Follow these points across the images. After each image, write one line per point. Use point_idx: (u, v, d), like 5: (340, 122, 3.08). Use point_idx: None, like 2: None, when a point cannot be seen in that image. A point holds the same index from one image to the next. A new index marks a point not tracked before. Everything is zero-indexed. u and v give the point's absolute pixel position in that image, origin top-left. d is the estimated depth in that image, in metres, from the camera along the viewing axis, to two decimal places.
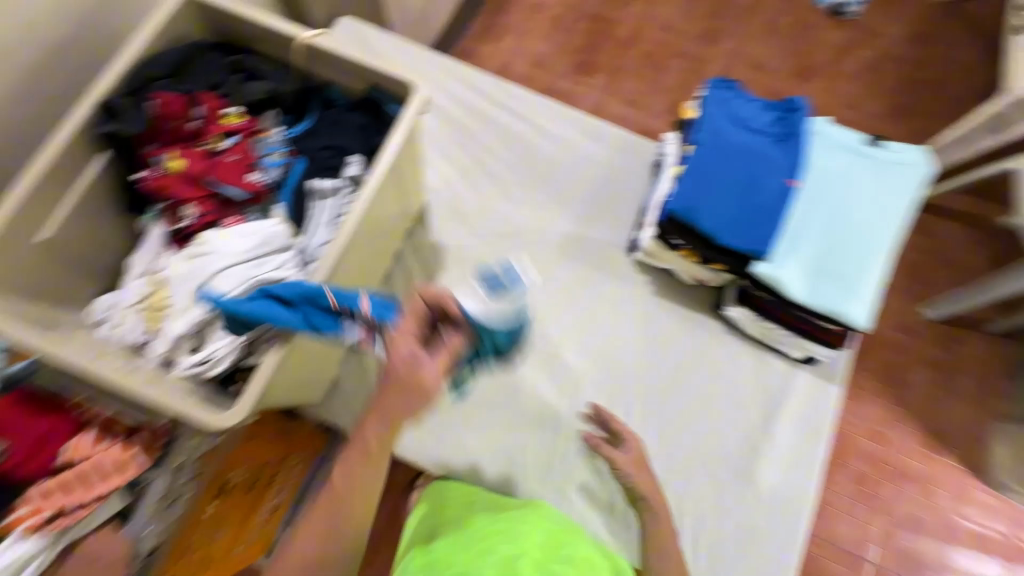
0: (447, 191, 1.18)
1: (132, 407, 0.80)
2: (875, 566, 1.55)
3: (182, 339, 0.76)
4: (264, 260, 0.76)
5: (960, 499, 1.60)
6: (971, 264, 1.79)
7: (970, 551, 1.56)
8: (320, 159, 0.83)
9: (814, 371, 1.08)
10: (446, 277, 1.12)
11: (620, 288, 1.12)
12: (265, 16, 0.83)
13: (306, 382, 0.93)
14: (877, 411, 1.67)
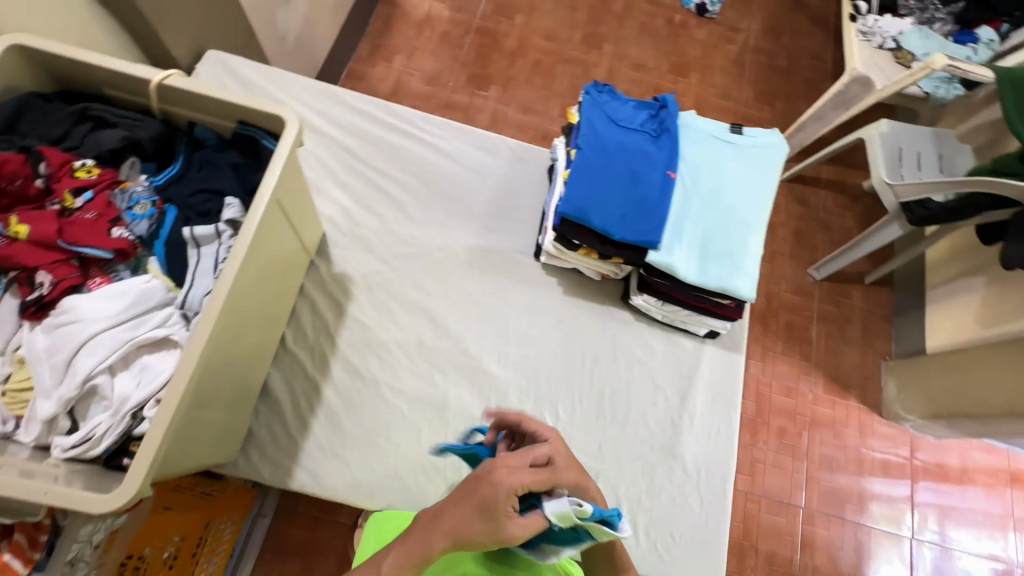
0: (347, 219, 1.15)
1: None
2: (806, 510, 1.68)
3: (56, 420, 0.68)
4: (143, 320, 0.71)
5: (864, 434, 1.79)
6: (843, 225, 2.01)
7: (880, 478, 1.74)
8: (194, 205, 0.80)
9: (718, 343, 1.17)
10: (358, 306, 1.09)
11: (533, 293, 1.15)
12: (112, 58, 0.76)
13: (217, 441, 0.86)
14: (786, 369, 1.83)
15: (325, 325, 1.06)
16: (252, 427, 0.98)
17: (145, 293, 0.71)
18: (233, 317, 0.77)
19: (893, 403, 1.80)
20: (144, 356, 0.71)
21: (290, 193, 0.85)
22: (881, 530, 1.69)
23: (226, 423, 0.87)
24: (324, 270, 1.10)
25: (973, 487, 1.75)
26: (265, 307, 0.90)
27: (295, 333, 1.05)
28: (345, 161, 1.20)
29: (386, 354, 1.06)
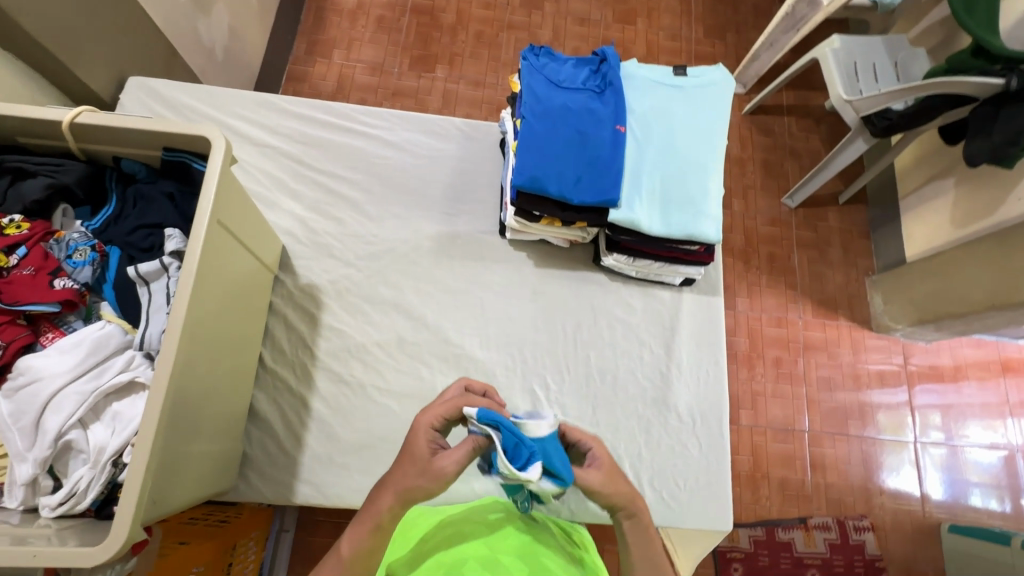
0: (305, 229, 1.13)
1: None
2: (811, 433, 1.72)
3: (37, 481, 0.67)
4: (104, 368, 0.69)
5: (858, 350, 1.82)
6: (810, 149, 2.01)
7: (879, 390, 1.78)
8: (134, 243, 0.77)
9: (696, 289, 1.17)
10: (332, 313, 1.08)
11: (504, 271, 1.15)
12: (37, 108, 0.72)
13: (214, 473, 0.86)
14: (774, 300, 1.84)
15: (302, 339, 1.05)
16: (247, 452, 0.98)
17: (101, 340, 0.70)
18: (199, 349, 0.76)
19: (881, 316, 1.83)
20: (113, 403, 0.70)
21: (234, 213, 0.82)
22: (885, 439, 1.74)
23: (217, 453, 0.86)
24: (291, 283, 1.09)
25: (967, 383, 1.80)
26: (233, 332, 0.89)
27: (273, 352, 1.04)
28: (293, 169, 1.17)
29: (368, 356, 1.06)
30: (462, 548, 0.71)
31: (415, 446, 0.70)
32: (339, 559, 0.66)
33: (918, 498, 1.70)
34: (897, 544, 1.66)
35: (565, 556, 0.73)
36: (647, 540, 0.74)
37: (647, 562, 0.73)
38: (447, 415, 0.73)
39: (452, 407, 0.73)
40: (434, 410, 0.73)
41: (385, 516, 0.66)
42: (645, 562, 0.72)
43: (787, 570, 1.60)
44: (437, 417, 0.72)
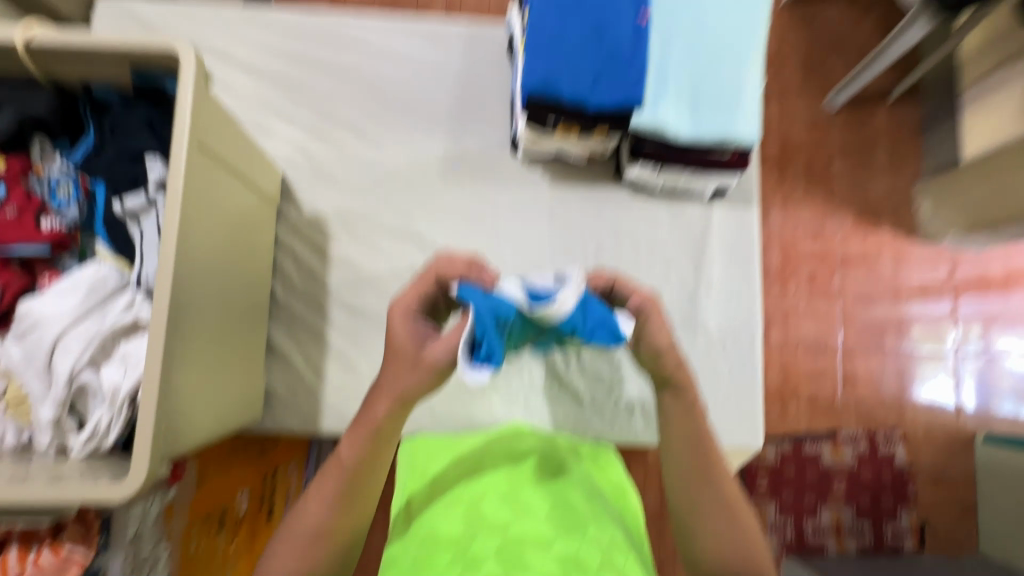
0: (303, 156, 1.05)
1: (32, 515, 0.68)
2: (844, 349, 1.66)
3: (62, 422, 0.68)
4: (106, 309, 0.67)
5: (900, 262, 1.71)
6: (861, 38, 1.77)
7: (920, 302, 1.69)
8: (117, 175, 0.72)
9: (729, 201, 1.08)
10: (340, 244, 1.03)
11: (518, 191, 1.06)
12: None
13: (237, 406, 0.87)
14: (811, 213, 1.71)
15: (313, 272, 1.02)
16: (270, 385, 0.99)
17: (97, 281, 0.68)
18: (198, 288, 0.73)
19: (930, 223, 1.68)
20: (122, 344, 0.69)
21: (216, 138, 0.75)
22: (923, 352, 1.67)
23: (237, 388, 0.87)
24: (296, 215, 1.03)
25: (1018, 291, 1.68)
26: (236, 268, 0.86)
27: (284, 287, 1.01)
28: (285, 91, 1.07)
29: (381, 287, 1.02)
30: (484, 484, 0.69)
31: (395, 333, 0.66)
32: (337, 461, 0.66)
33: (953, 409, 1.66)
34: (928, 455, 1.64)
35: (591, 492, 0.70)
36: (690, 418, 0.71)
37: (691, 448, 0.70)
38: (425, 293, 0.68)
39: (429, 282, 0.68)
40: (409, 294, 0.67)
41: (384, 422, 0.66)
42: (685, 449, 0.70)
43: (812, 482, 1.60)
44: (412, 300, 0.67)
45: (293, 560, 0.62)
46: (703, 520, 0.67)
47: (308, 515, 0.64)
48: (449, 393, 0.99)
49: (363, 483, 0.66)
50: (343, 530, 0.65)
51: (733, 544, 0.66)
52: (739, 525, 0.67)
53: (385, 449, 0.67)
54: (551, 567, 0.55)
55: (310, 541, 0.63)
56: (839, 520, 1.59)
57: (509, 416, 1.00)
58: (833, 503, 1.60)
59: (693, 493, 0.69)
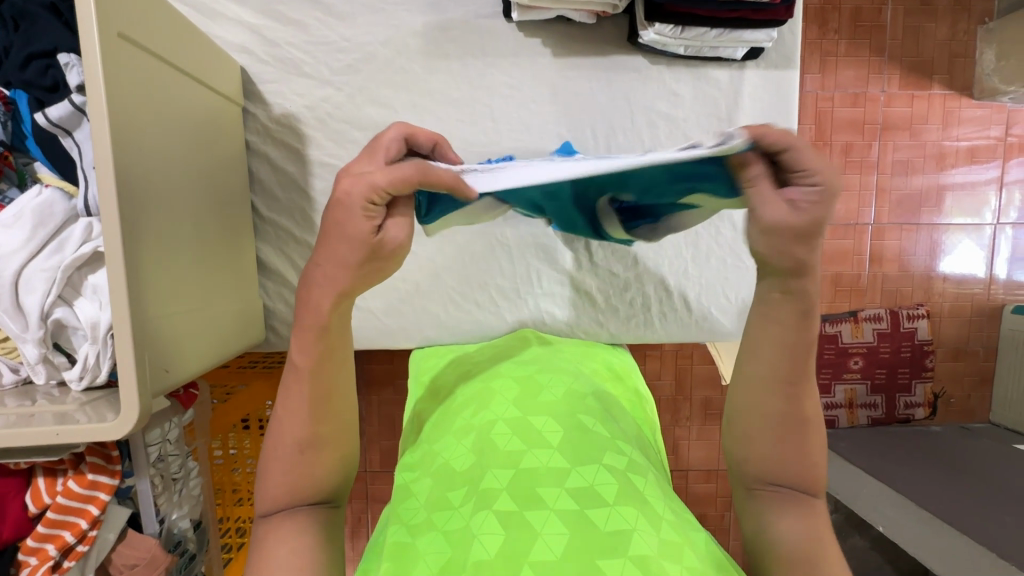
0: (261, 42, 0.89)
1: (37, 452, 0.66)
2: (875, 226, 1.54)
3: (49, 359, 0.65)
4: (63, 240, 0.61)
5: (948, 124, 1.52)
6: None
7: (965, 168, 1.53)
8: (31, 80, 0.61)
9: (763, 64, 0.92)
10: (318, 146, 0.92)
11: (512, 68, 0.91)
12: None
13: (233, 332, 0.83)
14: (853, 72, 1.49)
15: (293, 181, 0.92)
16: (269, 304, 0.95)
17: (44, 208, 0.61)
18: (160, 212, 0.65)
19: (989, 76, 1.47)
20: (90, 276, 0.64)
21: (143, 26, 0.62)
22: (959, 223, 1.55)
23: (229, 313, 0.82)
24: (264, 116, 0.91)
25: None
26: (207, 185, 0.77)
27: (265, 200, 0.93)
28: None
29: None
30: (492, 410, 0.66)
31: (347, 227, 0.51)
32: (295, 371, 0.56)
33: (983, 282, 1.58)
34: (951, 330, 1.59)
35: (607, 410, 0.68)
36: (799, 325, 0.55)
37: (783, 352, 0.55)
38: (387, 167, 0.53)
39: (408, 184, 0.50)
40: (370, 179, 0.49)
41: (331, 317, 0.55)
42: (776, 352, 0.55)
43: (830, 360, 1.55)
44: (378, 188, 0.49)
45: (287, 476, 0.56)
46: (762, 425, 0.57)
47: (283, 429, 0.56)
48: (456, 301, 0.94)
49: (333, 391, 0.58)
50: (331, 437, 0.58)
51: (790, 460, 0.56)
52: (807, 441, 0.56)
53: (341, 342, 0.57)
54: (567, 500, 0.52)
55: (300, 457, 0.56)
56: (852, 394, 1.57)
57: (520, 322, 0.95)
58: (848, 379, 1.56)
59: (764, 398, 0.56)
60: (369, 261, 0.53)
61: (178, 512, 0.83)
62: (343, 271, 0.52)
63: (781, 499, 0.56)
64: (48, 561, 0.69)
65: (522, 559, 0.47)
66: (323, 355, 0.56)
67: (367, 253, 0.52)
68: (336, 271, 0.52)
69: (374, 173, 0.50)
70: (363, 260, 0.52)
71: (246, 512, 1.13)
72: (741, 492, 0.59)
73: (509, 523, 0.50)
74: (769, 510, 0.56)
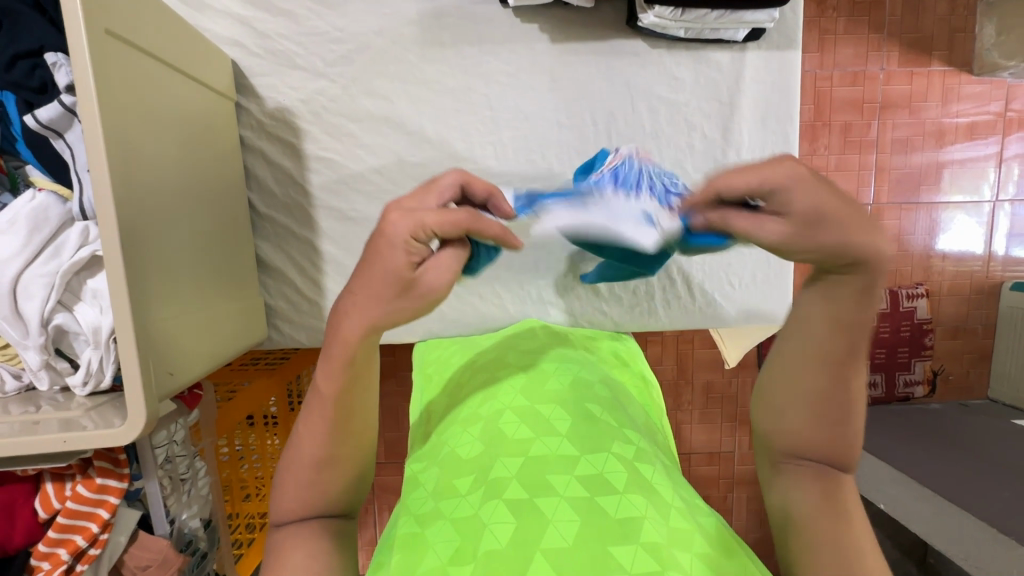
0: (251, 34, 0.87)
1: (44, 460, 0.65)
2: (875, 206, 1.53)
3: (52, 366, 0.64)
4: (60, 245, 0.60)
5: (947, 101, 1.50)
6: None
7: (965, 145, 1.52)
8: (18, 81, 0.59)
9: (764, 46, 0.90)
10: (314, 140, 0.90)
11: (510, 55, 0.89)
12: None
13: (236, 329, 0.82)
14: (851, 50, 1.47)
15: (290, 176, 0.91)
16: (270, 301, 0.94)
17: (38, 213, 0.60)
18: (157, 209, 0.64)
19: (989, 51, 1.45)
20: (89, 281, 0.62)
21: (132, 21, 0.61)
22: (959, 200, 1.55)
23: (230, 310, 0.81)
24: (258, 111, 0.89)
25: None
26: (202, 181, 0.76)
27: (262, 197, 0.92)
28: None
29: (367, 185, 0.91)
30: (499, 401, 0.65)
31: (388, 261, 0.50)
32: (320, 395, 0.56)
33: (982, 259, 1.58)
34: (950, 308, 1.60)
35: (614, 397, 0.68)
36: (861, 301, 0.48)
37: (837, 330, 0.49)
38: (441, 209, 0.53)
39: (455, 225, 0.50)
40: (422, 216, 0.49)
41: (357, 348, 0.54)
42: (829, 329, 0.49)
43: None
44: (426, 226, 0.49)
45: (305, 493, 0.56)
46: (796, 403, 0.52)
47: (303, 449, 0.56)
48: (459, 295, 0.94)
49: (356, 414, 0.57)
50: (349, 458, 0.57)
51: (825, 440, 0.52)
52: (847, 422, 0.51)
53: (367, 368, 0.56)
54: (578, 487, 0.52)
55: (318, 475, 0.56)
56: None
57: (522, 313, 0.95)
58: None
59: (804, 375, 0.51)
60: (401, 296, 0.51)
61: (188, 511, 0.84)
62: (375, 305, 0.51)
63: (805, 474, 0.53)
64: (61, 566, 0.69)
65: (534, 547, 0.47)
66: (348, 385, 0.55)
67: (402, 287, 0.50)
68: (369, 303, 0.51)
69: (426, 212, 0.50)
70: (393, 296, 0.51)
71: (254, 508, 1.14)
72: (766, 465, 0.56)
73: (520, 512, 0.50)
74: (790, 490, 0.53)
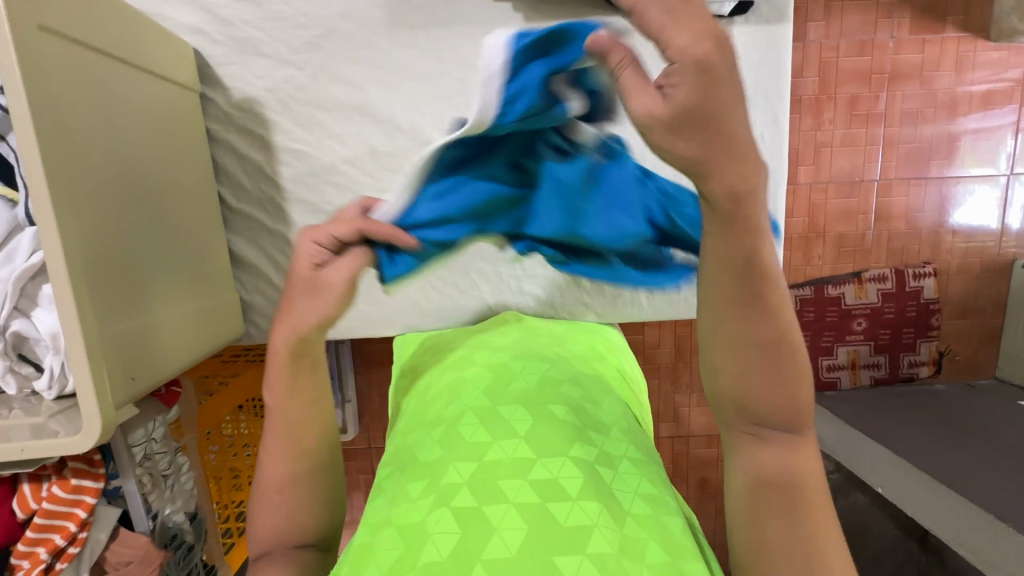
0: (214, 21, 0.84)
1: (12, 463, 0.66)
2: (881, 182, 1.47)
3: (16, 370, 0.63)
4: (10, 252, 0.60)
5: (962, 69, 1.42)
6: None
7: (979, 115, 1.45)
8: None
9: (754, 19, 0.85)
10: (283, 131, 0.87)
11: (484, 35, 0.85)
12: None
13: (208, 327, 0.81)
14: (859, 18, 1.39)
15: (260, 169, 0.89)
16: (247, 297, 0.93)
17: None
18: (110, 210, 0.63)
19: (1008, 14, 1.36)
20: (44, 286, 0.62)
21: (71, 14, 0.58)
22: (971, 174, 1.48)
23: (200, 308, 0.80)
24: (224, 102, 0.87)
25: None
26: (163, 178, 0.74)
27: (233, 190, 0.90)
28: None
29: (340, 177, 0.89)
30: (462, 401, 0.64)
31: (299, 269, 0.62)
32: (270, 412, 0.61)
33: (995, 235, 1.52)
34: (958, 287, 1.55)
35: (585, 395, 0.66)
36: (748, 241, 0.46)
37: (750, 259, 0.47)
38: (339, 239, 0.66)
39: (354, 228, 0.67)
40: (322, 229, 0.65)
41: (290, 351, 0.60)
42: (741, 264, 0.46)
43: (832, 322, 1.52)
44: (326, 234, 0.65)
45: (272, 516, 0.58)
46: (732, 354, 0.48)
47: (268, 475, 0.60)
48: (440, 291, 0.92)
49: (306, 427, 0.61)
50: (311, 474, 0.60)
51: (770, 384, 0.48)
52: (788, 365, 0.48)
53: (307, 379, 0.62)
54: (530, 493, 0.51)
55: (282, 494, 0.59)
56: (855, 355, 1.54)
57: (500, 305, 0.92)
58: (851, 341, 1.53)
59: (726, 324, 0.48)
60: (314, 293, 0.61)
61: (171, 506, 0.85)
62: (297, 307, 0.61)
63: (765, 438, 0.49)
64: (40, 565, 0.70)
65: (477, 559, 0.46)
66: (306, 400, 0.61)
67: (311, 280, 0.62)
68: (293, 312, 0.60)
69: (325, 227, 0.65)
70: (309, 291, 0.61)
71: (246, 496, 1.14)
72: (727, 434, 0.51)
73: (467, 521, 0.49)
74: (754, 459, 0.49)
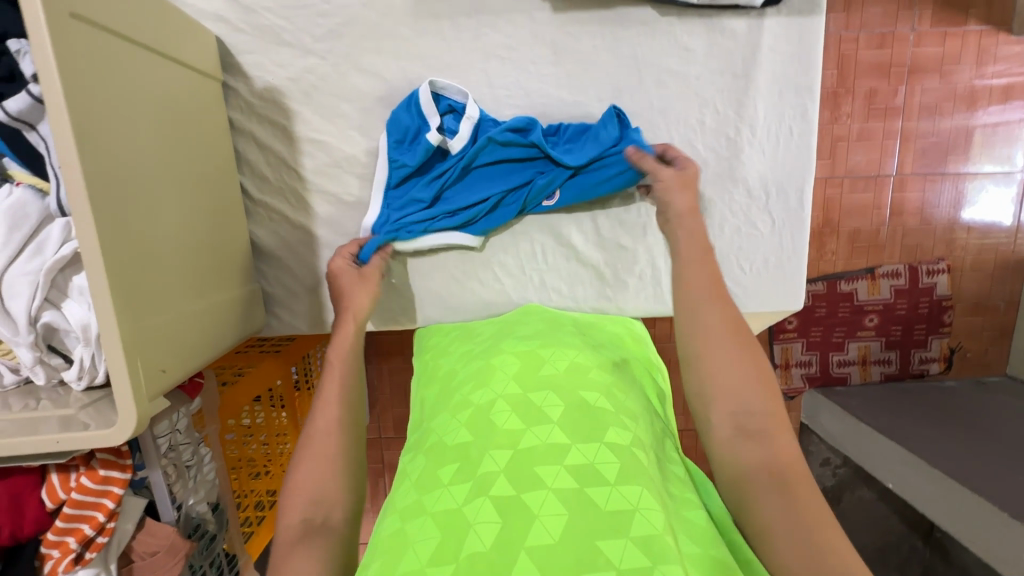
0: (236, 7, 0.83)
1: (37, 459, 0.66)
2: (897, 176, 1.46)
3: (47, 361, 0.63)
4: (42, 242, 0.60)
5: (982, 63, 1.40)
6: None
7: (998, 109, 1.42)
8: None
9: (785, 10, 0.83)
10: (304, 121, 0.86)
11: (508, 25, 0.84)
12: None
13: (230, 313, 0.81)
14: (880, 10, 1.37)
15: (281, 159, 0.88)
16: (266, 286, 0.92)
17: (16, 209, 0.59)
18: (140, 196, 0.62)
19: None
20: (75, 277, 0.62)
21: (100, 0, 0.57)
22: (987, 170, 1.45)
23: (223, 293, 0.79)
24: (246, 91, 0.85)
25: None
26: (190, 164, 0.74)
27: (255, 182, 0.89)
28: None
29: (362, 168, 0.88)
30: (493, 387, 0.63)
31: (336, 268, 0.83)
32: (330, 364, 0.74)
33: (1011, 231, 1.49)
34: (971, 284, 1.53)
35: (617, 381, 0.66)
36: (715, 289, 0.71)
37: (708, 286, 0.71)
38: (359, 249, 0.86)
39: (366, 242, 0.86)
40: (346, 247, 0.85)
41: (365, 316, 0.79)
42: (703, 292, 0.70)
43: (843, 318, 1.52)
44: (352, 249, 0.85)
45: (320, 466, 0.63)
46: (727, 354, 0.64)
47: (317, 422, 0.67)
48: (462, 286, 0.91)
49: (354, 390, 0.72)
50: (351, 431, 0.68)
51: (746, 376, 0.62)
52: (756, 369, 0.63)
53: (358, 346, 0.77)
54: (567, 478, 0.51)
55: (325, 441, 0.65)
56: (865, 351, 1.54)
57: (523, 298, 0.92)
58: (862, 336, 1.53)
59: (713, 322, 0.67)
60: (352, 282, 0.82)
61: (195, 497, 0.85)
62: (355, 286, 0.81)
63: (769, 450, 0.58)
64: (70, 554, 0.71)
65: (519, 547, 0.46)
66: (348, 358, 0.75)
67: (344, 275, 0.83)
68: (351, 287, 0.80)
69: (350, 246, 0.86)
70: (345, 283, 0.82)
71: (263, 485, 1.14)
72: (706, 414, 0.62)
73: (506, 507, 0.49)
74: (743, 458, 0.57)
